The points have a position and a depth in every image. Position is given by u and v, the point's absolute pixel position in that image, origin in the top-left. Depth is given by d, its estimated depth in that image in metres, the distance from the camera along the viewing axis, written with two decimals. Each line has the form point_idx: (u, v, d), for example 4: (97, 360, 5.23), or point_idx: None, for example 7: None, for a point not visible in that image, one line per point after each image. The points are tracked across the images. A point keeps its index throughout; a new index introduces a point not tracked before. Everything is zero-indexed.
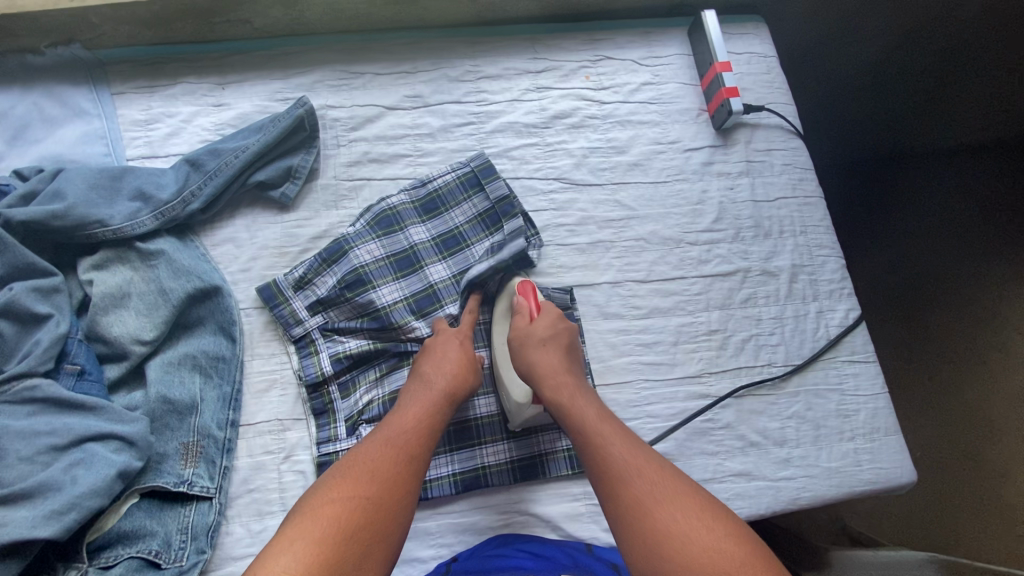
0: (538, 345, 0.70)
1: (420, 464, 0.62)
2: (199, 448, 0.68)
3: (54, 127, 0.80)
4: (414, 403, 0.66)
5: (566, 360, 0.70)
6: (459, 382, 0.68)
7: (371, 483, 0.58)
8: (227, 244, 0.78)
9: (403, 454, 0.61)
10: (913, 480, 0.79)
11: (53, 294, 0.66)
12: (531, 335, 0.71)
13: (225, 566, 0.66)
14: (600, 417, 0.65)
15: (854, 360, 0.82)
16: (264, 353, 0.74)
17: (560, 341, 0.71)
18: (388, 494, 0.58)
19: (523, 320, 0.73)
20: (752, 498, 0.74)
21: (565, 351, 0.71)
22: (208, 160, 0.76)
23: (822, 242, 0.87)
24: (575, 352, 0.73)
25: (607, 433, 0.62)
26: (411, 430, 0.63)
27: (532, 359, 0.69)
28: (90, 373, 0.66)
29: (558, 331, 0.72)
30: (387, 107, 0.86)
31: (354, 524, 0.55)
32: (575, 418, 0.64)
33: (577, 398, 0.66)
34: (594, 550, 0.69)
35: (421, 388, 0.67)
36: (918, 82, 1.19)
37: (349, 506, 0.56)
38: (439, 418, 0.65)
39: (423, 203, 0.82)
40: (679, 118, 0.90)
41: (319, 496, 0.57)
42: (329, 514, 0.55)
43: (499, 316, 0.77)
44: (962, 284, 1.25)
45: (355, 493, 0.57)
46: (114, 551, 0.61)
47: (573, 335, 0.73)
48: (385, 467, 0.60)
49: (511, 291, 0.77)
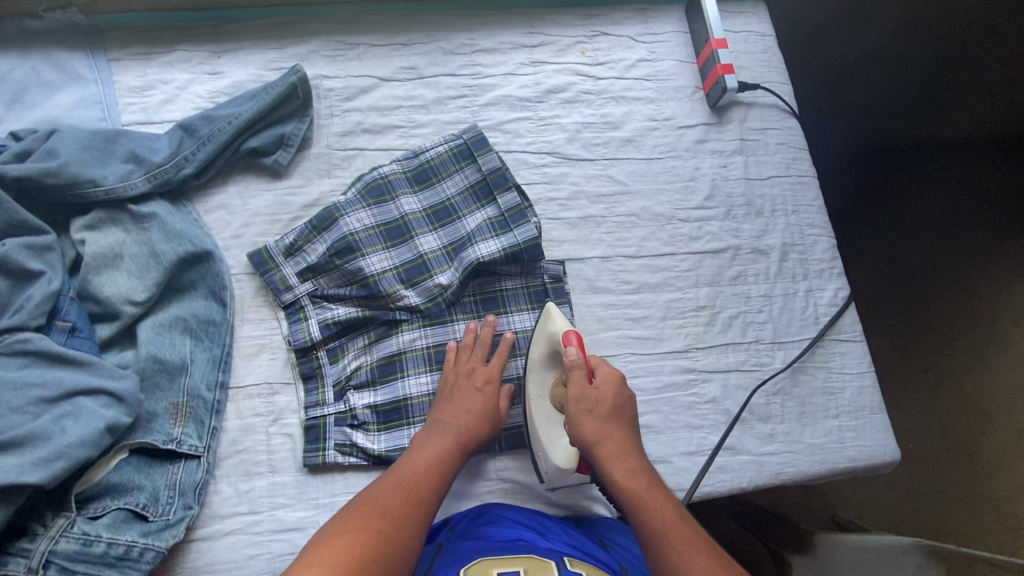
0: (603, 418, 0.68)
1: (429, 507, 0.63)
2: (188, 408, 0.69)
3: (51, 92, 0.80)
4: (429, 444, 0.67)
5: (629, 442, 0.67)
6: (478, 425, 0.69)
7: (382, 520, 0.59)
8: (220, 210, 0.79)
9: (414, 494, 0.63)
10: (896, 459, 0.79)
11: (45, 251, 0.67)
12: (595, 407, 0.68)
13: (212, 524, 0.67)
14: (679, 518, 0.62)
15: (842, 340, 0.82)
16: (255, 318, 0.76)
17: (619, 415, 0.69)
18: (397, 533, 0.59)
19: (582, 379, 0.69)
20: (735, 471, 0.75)
21: (625, 425, 0.68)
22: (202, 126, 0.77)
23: (814, 222, 0.87)
24: (635, 425, 0.70)
25: (686, 536, 0.60)
26: (425, 469, 0.65)
27: (585, 425, 0.67)
28: (82, 330, 0.67)
29: (620, 406, 0.69)
30: (381, 78, 0.86)
31: (364, 558, 0.56)
32: (649, 518, 0.62)
33: (651, 492, 0.64)
34: (580, 526, 0.73)
35: (435, 430, 0.68)
36: (920, 73, 1.17)
37: (360, 539, 0.57)
38: (451, 463, 0.66)
39: (415, 173, 0.82)
40: (675, 96, 0.90)
41: (334, 528, 0.59)
42: (342, 546, 0.56)
43: (543, 364, 0.73)
44: (963, 278, 1.25)
45: (366, 527, 0.58)
46: (102, 503, 0.63)
47: (632, 404, 0.71)
48: (396, 506, 0.61)
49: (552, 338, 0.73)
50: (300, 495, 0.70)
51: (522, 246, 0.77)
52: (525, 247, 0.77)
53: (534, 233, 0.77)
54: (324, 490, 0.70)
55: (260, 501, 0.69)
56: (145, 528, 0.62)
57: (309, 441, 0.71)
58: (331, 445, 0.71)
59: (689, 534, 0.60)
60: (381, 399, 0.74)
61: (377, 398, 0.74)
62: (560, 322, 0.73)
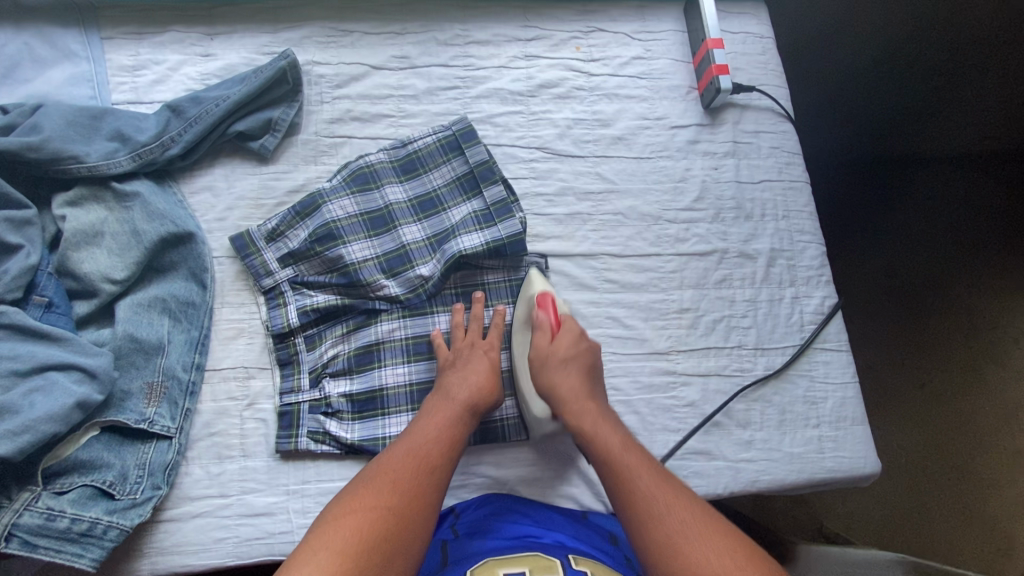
0: (560, 367, 0.69)
1: (440, 477, 0.62)
2: (163, 388, 0.69)
3: (42, 67, 0.80)
4: (436, 414, 0.66)
5: (587, 385, 0.69)
6: (483, 396, 0.69)
7: (392, 494, 0.58)
8: (205, 192, 0.79)
9: (424, 466, 0.61)
10: (876, 472, 0.78)
11: (24, 226, 0.67)
12: (551, 356, 0.70)
13: (181, 505, 0.67)
14: (625, 445, 0.64)
15: (826, 349, 0.81)
16: (234, 302, 0.76)
17: (583, 361, 0.70)
18: (410, 507, 0.58)
19: (544, 338, 0.71)
20: (710, 477, 0.74)
21: (587, 374, 0.70)
22: (189, 107, 0.77)
23: (804, 228, 0.86)
24: (599, 375, 0.72)
25: (632, 462, 0.62)
26: (434, 440, 0.64)
27: (557, 381, 0.68)
28: (58, 306, 0.68)
29: (580, 352, 0.71)
30: (373, 66, 0.85)
31: (375, 533, 0.55)
32: (598, 445, 0.64)
33: (600, 425, 0.66)
34: (588, 519, 0.71)
35: (442, 400, 0.67)
36: (928, 80, 1.14)
37: (370, 516, 0.56)
38: (461, 430, 0.66)
39: (402, 163, 0.81)
40: (669, 95, 0.89)
41: (341, 507, 0.57)
42: (352, 525, 0.55)
43: (520, 325, 0.76)
44: (963, 294, 1.23)
45: (376, 504, 0.57)
46: (69, 478, 0.63)
47: (594, 354, 0.72)
48: (406, 479, 0.60)
49: (529, 300, 0.75)
50: (271, 481, 0.70)
51: (506, 241, 0.76)
52: (508, 242, 0.76)
53: (518, 229, 0.77)
54: (294, 477, 0.70)
55: (230, 485, 0.69)
56: (111, 506, 0.62)
57: (281, 427, 0.71)
58: (303, 432, 0.71)
59: (673, 493, 0.59)
60: (356, 388, 0.73)
61: (353, 387, 0.74)
62: (536, 280, 0.75)
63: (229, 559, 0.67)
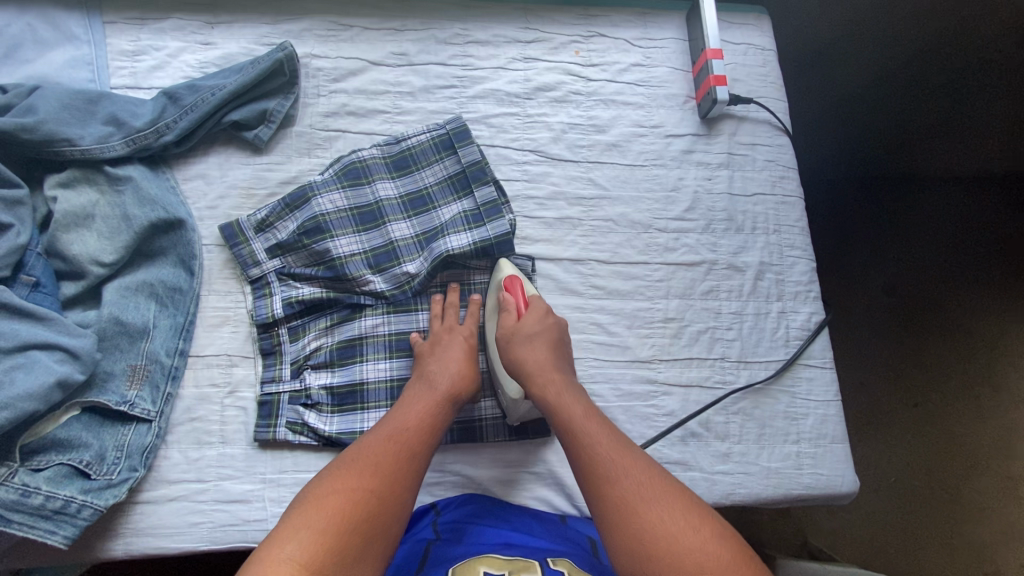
0: (527, 341, 0.70)
1: (422, 462, 0.62)
2: (145, 372, 0.70)
3: (44, 49, 0.81)
4: (418, 400, 0.67)
5: (553, 357, 0.70)
6: (464, 384, 0.69)
7: (374, 476, 0.59)
8: (198, 180, 0.79)
9: (407, 450, 0.62)
10: (854, 491, 0.78)
11: (16, 205, 0.68)
12: (517, 331, 0.71)
13: (157, 488, 0.68)
14: (588, 415, 0.65)
15: (810, 365, 0.81)
16: (221, 289, 0.76)
17: (549, 335, 0.71)
18: (392, 490, 0.58)
19: (512, 317, 0.72)
20: (686, 488, 0.74)
21: (553, 348, 0.71)
22: (185, 95, 0.78)
23: (795, 243, 0.85)
24: (566, 352, 0.73)
25: (593, 431, 0.63)
26: (416, 426, 0.64)
27: (524, 356, 0.69)
28: (45, 286, 0.69)
29: (546, 327, 0.71)
30: (371, 62, 0.86)
31: (357, 515, 0.55)
32: (563, 414, 0.65)
33: (564, 396, 0.67)
34: (567, 523, 0.71)
35: (426, 390, 0.67)
36: (933, 98, 1.15)
37: (351, 498, 0.56)
38: (442, 417, 0.66)
39: (394, 160, 0.82)
40: (665, 103, 0.89)
41: (321, 490, 0.57)
42: (332, 507, 0.55)
43: (489, 311, 0.77)
44: (962, 317, 1.22)
45: (358, 486, 0.57)
46: (47, 456, 0.63)
47: (563, 329, 0.73)
48: (389, 462, 0.60)
49: (498, 285, 0.76)
50: (248, 469, 0.70)
51: (494, 242, 0.76)
52: (496, 242, 0.76)
53: (507, 229, 0.77)
54: (272, 466, 0.71)
55: (208, 471, 0.69)
56: (87, 486, 0.63)
57: (261, 416, 0.72)
58: (282, 422, 0.72)
59: (631, 459, 0.61)
60: (337, 381, 0.74)
61: (334, 380, 0.74)
62: (506, 266, 0.76)
63: (203, 544, 0.67)
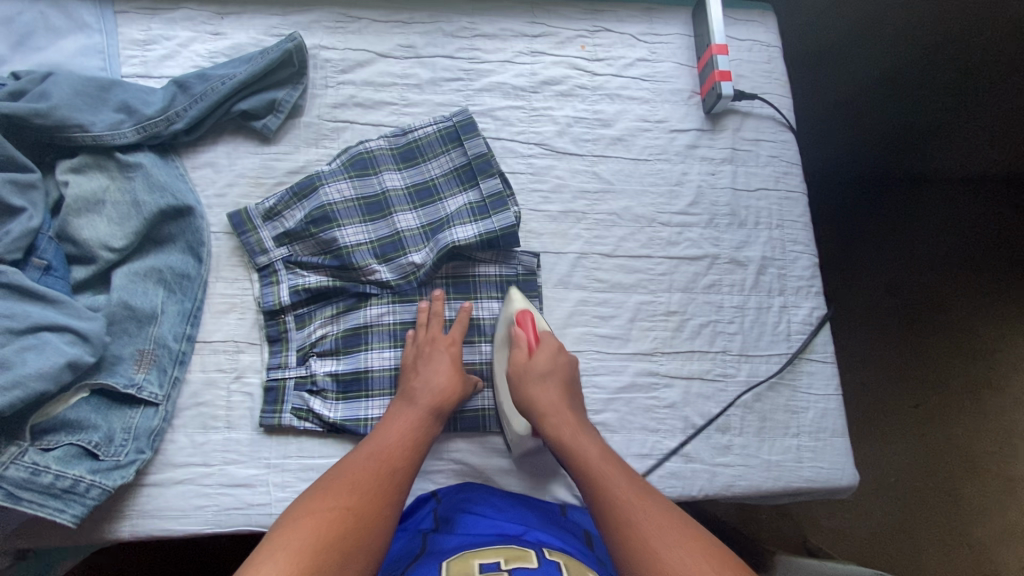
0: (538, 381, 0.70)
1: (401, 480, 0.63)
2: (153, 356, 0.70)
3: (57, 37, 0.82)
4: (400, 418, 0.68)
5: (564, 397, 0.70)
6: (447, 399, 0.70)
7: (352, 495, 0.60)
8: (206, 168, 0.80)
9: (386, 468, 0.63)
10: (853, 485, 0.78)
11: (29, 189, 0.69)
12: (529, 370, 0.70)
13: (164, 471, 0.69)
14: (603, 458, 0.65)
15: (811, 359, 0.81)
16: (228, 277, 0.77)
17: (561, 374, 0.71)
18: (370, 508, 0.59)
19: (523, 355, 0.72)
20: (686, 479, 0.74)
21: (564, 385, 0.71)
22: (196, 84, 0.79)
23: (797, 238, 0.86)
24: (577, 388, 0.73)
25: (609, 475, 0.63)
26: (396, 444, 0.65)
27: (536, 397, 0.69)
28: (56, 270, 0.70)
29: (558, 366, 0.71)
30: (378, 54, 0.87)
31: (334, 533, 0.56)
32: (577, 457, 0.66)
33: (578, 437, 0.67)
34: (567, 514, 0.72)
35: (406, 407, 0.69)
36: (939, 99, 1.15)
37: (330, 517, 0.57)
38: (423, 434, 0.67)
39: (401, 151, 0.82)
40: (670, 98, 0.89)
41: (300, 509, 0.58)
42: (312, 525, 0.56)
43: (500, 342, 0.76)
44: (964, 320, 1.23)
45: (336, 504, 0.58)
46: (56, 436, 0.64)
47: (573, 367, 0.73)
48: (367, 480, 0.61)
49: (509, 318, 0.76)
50: (253, 454, 0.71)
51: (499, 233, 0.77)
52: (501, 234, 0.77)
53: (512, 221, 0.77)
54: (276, 451, 0.72)
55: (213, 455, 0.70)
56: (95, 466, 0.64)
57: (267, 402, 0.73)
58: (287, 408, 0.72)
59: (649, 502, 0.61)
60: (342, 368, 0.75)
61: (339, 368, 0.75)
62: (516, 298, 0.76)
63: (207, 526, 0.68)
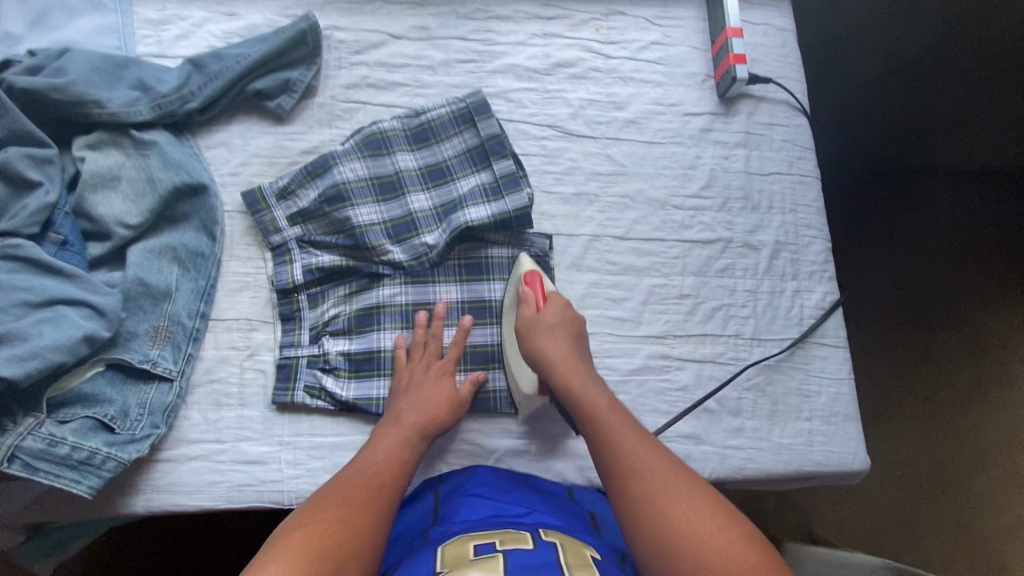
0: (548, 332, 0.70)
1: (393, 494, 0.62)
2: (168, 332, 0.71)
3: (72, 16, 0.82)
4: (390, 434, 0.67)
5: (573, 349, 0.70)
6: (437, 419, 0.69)
7: (343, 508, 0.58)
8: (220, 147, 0.80)
9: (377, 483, 0.62)
10: (864, 470, 0.78)
11: (45, 164, 0.70)
12: (539, 321, 0.71)
13: (177, 447, 0.69)
14: (612, 408, 0.65)
15: (823, 344, 0.81)
16: (242, 256, 0.77)
17: (570, 327, 0.71)
18: (361, 520, 0.58)
19: (532, 310, 0.72)
20: (697, 461, 0.74)
21: (573, 339, 0.71)
22: (211, 63, 0.79)
23: (811, 223, 0.86)
24: (585, 342, 0.73)
25: (616, 425, 0.63)
26: (386, 460, 0.65)
27: (545, 347, 0.69)
28: (73, 245, 0.71)
29: (567, 319, 0.72)
30: (392, 35, 0.86)
31: (325, 545, 0.54)
32: (585, 406, 0.65)
33: (588, 387, 0.67)
34: (573, 497, 0.72)
35: (396, 425, 0.68)
36: (951, 89, 1.11)
37: (320, 530, 0.55)
38: (412, 453, 0.67)
39: (414, 132, 0.82)
40: (684, 82, 0.89)
41: (290, 525, 0.57)
42: (302, 539, 0.54)
43: (507, 304, 0.77)
44: (973, 311, 1.22)
45: (327, 517, 0.57)
46: (73, 409, 0.65)
47: (581, 322, 0.73)
48: (359, 493, 0.60)
49: (518, 278, 0.76)
50: (265, 431, 0.71)
51: (512, 214, 0.77)
52: (514, 215, 0.77)
53: (525, 202, 0.77)
54: (288, 429, 0.72)
55: (226, 432, 0.71)
56: (111, 439, 0.65)
57: (279, 379, 0.73)
58: (300, 386, 0.73)
59: (654, 453, 0.61)
60: (355, 347, 0.75)
61: (352, 347, 0.75)
62: (524, 262, 0.77)
63: (220, 502, 0.68)
